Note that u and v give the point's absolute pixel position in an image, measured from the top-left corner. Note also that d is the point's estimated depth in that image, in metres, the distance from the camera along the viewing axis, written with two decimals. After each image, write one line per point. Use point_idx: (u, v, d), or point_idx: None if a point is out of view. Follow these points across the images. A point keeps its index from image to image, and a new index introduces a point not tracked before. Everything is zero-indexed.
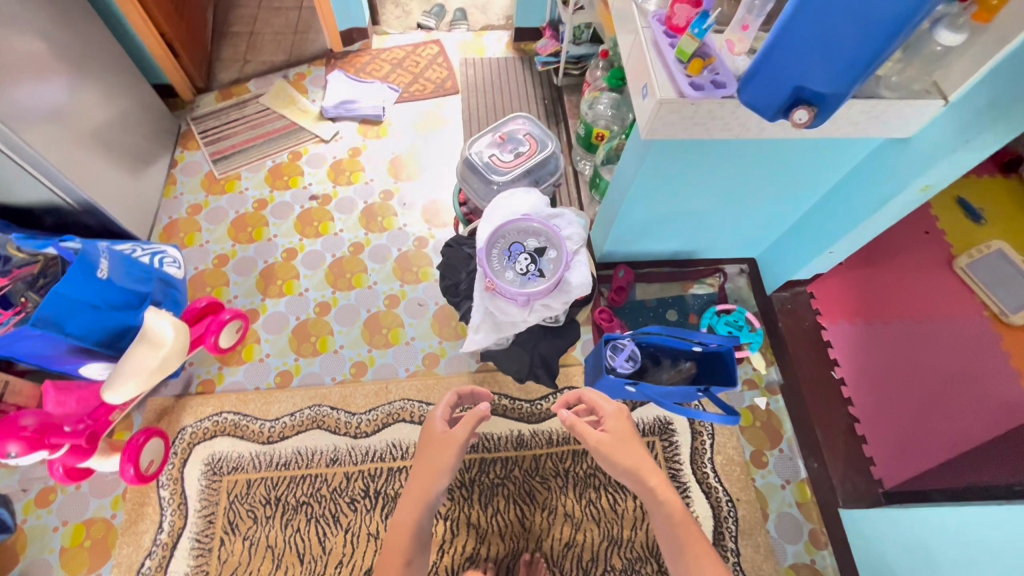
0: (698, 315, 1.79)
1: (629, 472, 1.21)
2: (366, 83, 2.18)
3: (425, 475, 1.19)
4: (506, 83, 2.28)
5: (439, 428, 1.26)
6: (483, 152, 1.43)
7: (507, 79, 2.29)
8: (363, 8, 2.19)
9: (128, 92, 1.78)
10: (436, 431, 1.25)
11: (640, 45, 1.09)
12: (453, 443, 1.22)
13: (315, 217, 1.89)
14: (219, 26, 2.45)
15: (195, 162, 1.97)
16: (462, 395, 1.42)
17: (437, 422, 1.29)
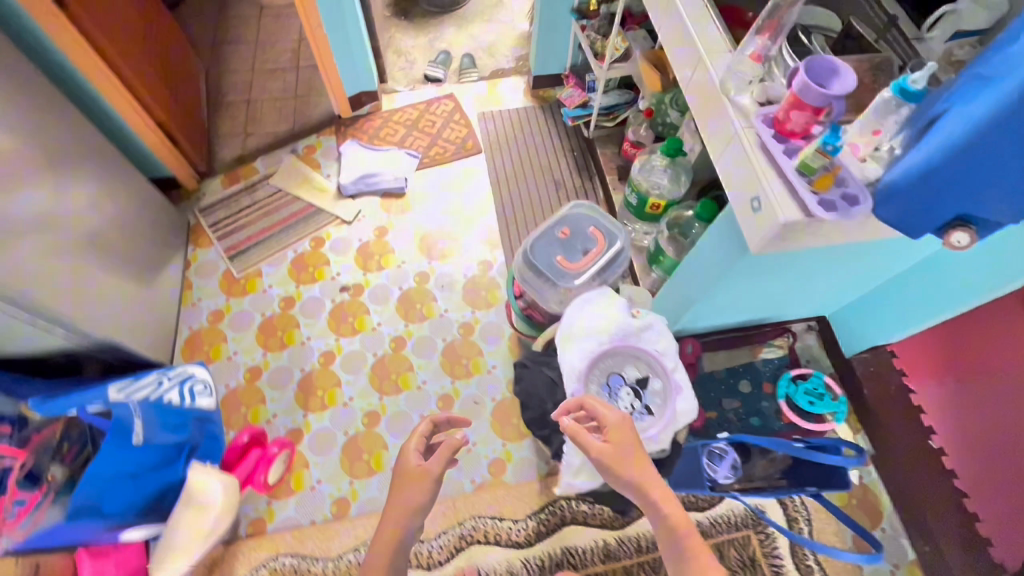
0: (773, 384, 1.67)
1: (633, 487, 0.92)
2: (383, 151, 2.04)
3: (402, 510, 1.05)
4: (530, 136, 2.14)
5: (416, 460, 1.14)
6: (549, 255, 1.30)
7: (530, 131, 2.15)
8: (371, 71, 2.04)
9: (129, 194, 1.61)
10: (411, 465, 1.13)
11: (744, 149, 0.96)
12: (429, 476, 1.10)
13: (348, 312, 1.74)
14: (215, 97, 2.28)
15: (208, 262, 1.81)
16: (439, 422, 1.28)
17: (408, 457, 1.15)
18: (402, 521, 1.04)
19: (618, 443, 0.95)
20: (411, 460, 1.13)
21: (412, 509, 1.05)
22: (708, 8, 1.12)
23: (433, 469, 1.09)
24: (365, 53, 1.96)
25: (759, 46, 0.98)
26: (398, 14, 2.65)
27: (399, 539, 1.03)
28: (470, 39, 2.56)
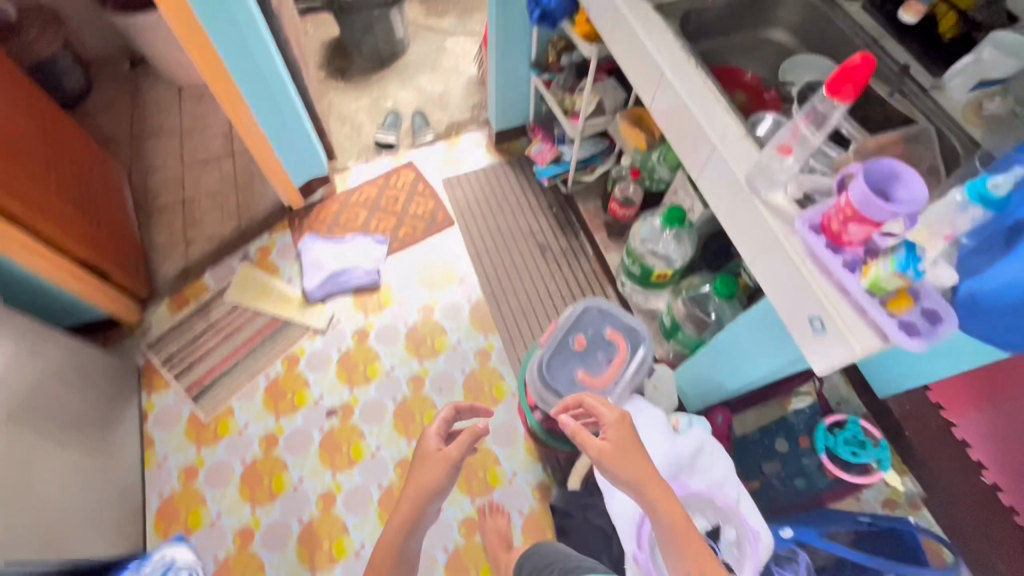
0: (810, 437, 1.57)
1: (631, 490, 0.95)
2: (346, 242, 1.84)
3: (417, 491, 1.09)
4: (501, 199, 1.98)
5: (435, 445, 1.16)
6: (569, 373, 1.17)
7: (501, 192, 1.99)
8: (319, 155, 1.83)
9: (70, 352, 1.37)
10: (431, 447, 1.16)
11: (789, 260, 0.83)
12: (447, 462, 1.12)
13: (341, 439, 1.54)
14: (142, 202, 2.02)
15: (169, 408, 1.58)
16: (462, 407, 1.28)
17: (429, 441, 1.17)
18: (414, 499, 1.09)
19: (618, 443, 0.96)
20: (428, 444, 1.16)
21: (424, 489, 1.09)
22: (708, 85, 0.99)
23: (451, 456, 1.12)
24: (310, 140, 1.76)
25: (789, 137, 0.83)
26: (333, 75, 2.44)
27: (412, 522, 1.08)
28: (416, 94, 2.38)
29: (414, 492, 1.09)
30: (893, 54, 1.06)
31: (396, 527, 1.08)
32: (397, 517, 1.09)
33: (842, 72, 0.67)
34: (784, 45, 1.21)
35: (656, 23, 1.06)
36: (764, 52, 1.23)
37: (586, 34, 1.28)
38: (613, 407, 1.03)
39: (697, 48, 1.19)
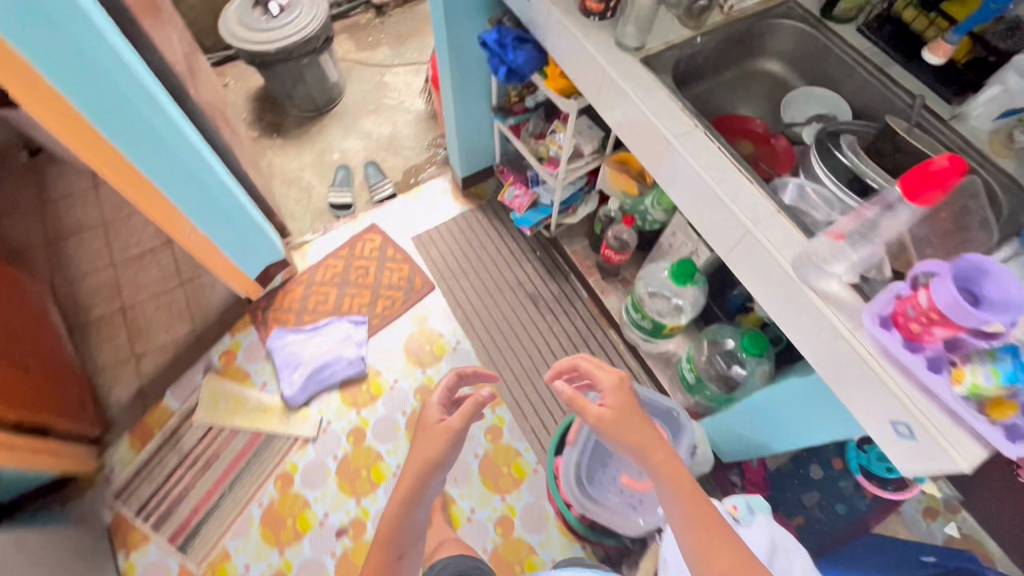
0: (842, 458, 1.52)
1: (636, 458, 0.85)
2: (320, 329, 1.66)
3: (413, 484, 0.91)
4: (482, 251, 1.83)
5: (438, 417, 0.97)
6: (612, 473, 1.20)
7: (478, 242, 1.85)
8: (274, 240, 1.61)
9: (20, 539, 1.16)
10: (434, 421, 0.97)
11: (857, 357, 0.74)
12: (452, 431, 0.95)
13: (357, 561, 1.39)
14: (73, 318, 1.76)
15: (153, 565, 1.38)
16: (466, 372, 1.08)
17: (432, 417, 0.97)
18: (412, 487, 0.91)
19: (615, 410, 0.87)
20: (430, 418, 0.97)
21: (424, 466, 0.91)
22: (726, 152, 0.89)
23: (455, 427, 0.94)
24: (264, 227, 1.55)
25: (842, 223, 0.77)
26: (268, 133, 2.22)
27: (413, 495, 0.91)
28: (364, 141, 2.19)
29: (411, 478, 0.91)
30: (904, 83, 0.98)
31: (392, 521, 0.90)
32: (389, 513, 0.90)
33: (923, 173, 0.61)
34: (778, 77, 1.12)
35: (653, 88, 0.94)
36: (758, 85, 1.13)
37: (561, 91, 1.15)
38: (611, 369, 0.93)
39: (689, 94, 1.09)
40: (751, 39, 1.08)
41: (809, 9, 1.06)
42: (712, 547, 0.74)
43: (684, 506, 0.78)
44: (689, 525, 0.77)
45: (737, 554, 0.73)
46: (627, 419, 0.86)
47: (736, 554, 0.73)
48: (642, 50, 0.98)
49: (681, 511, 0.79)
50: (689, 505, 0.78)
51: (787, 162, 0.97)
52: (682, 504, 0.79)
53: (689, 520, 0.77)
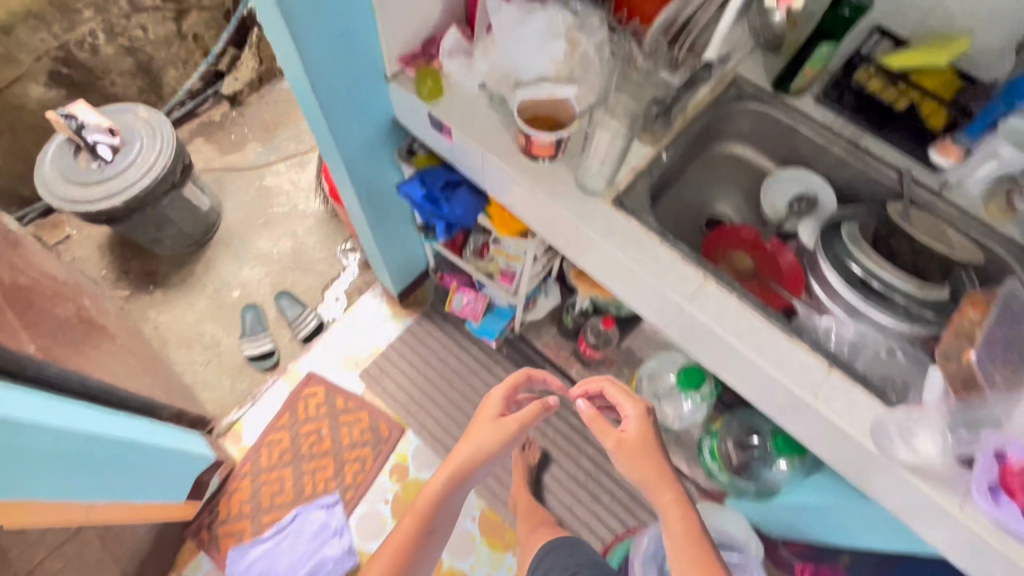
0: None
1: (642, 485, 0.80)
2: (287, 528, 1.41)
3: (461, 466, 0.90)
4: (443, 368, 1.61)
5: (497, 415, 0.93)
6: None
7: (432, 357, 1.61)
8: (184, 441, 1.25)
9: None
10: (493, 413, 0.94)
11: (967, 535, 0.65)
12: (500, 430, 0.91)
13: None
14: None
15: None
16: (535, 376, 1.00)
17: (495, 407, 0.94)
18: (458, 467, 0.90)
19: (636, 435, 0.82)
20: (491, 410, 0.94)
21: (472, 456, 0.90)
22: (745, 303, 0.76)
23: (512, 425, 0.91)
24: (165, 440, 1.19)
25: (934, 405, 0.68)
26: (141, 288, 1.83)
27: (459, 473, 0.90)
28: (263, 267, 1.86)
29: (460, 460, 0.90)
30: (886, 154, 0.89)
31: (437, 497, 0.89)
32: (438, 483, 0.90)
33: None
34: (743, 159, 1.00)
35: (643, 242, 0.79)
36: (723, 171, 1.01)
37: (515, 233, 0.96)
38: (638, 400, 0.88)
39: (660, 208, 0.95)
40: (710, 132, 0.96)
41: (760, 86, 0.95)
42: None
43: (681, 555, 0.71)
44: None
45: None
46: (643, 453, 0.81)
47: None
48: (611, 188, 0.82)
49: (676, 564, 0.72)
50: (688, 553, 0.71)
51: (794, 280, 0.87)
52: (679, 554, 0.72)
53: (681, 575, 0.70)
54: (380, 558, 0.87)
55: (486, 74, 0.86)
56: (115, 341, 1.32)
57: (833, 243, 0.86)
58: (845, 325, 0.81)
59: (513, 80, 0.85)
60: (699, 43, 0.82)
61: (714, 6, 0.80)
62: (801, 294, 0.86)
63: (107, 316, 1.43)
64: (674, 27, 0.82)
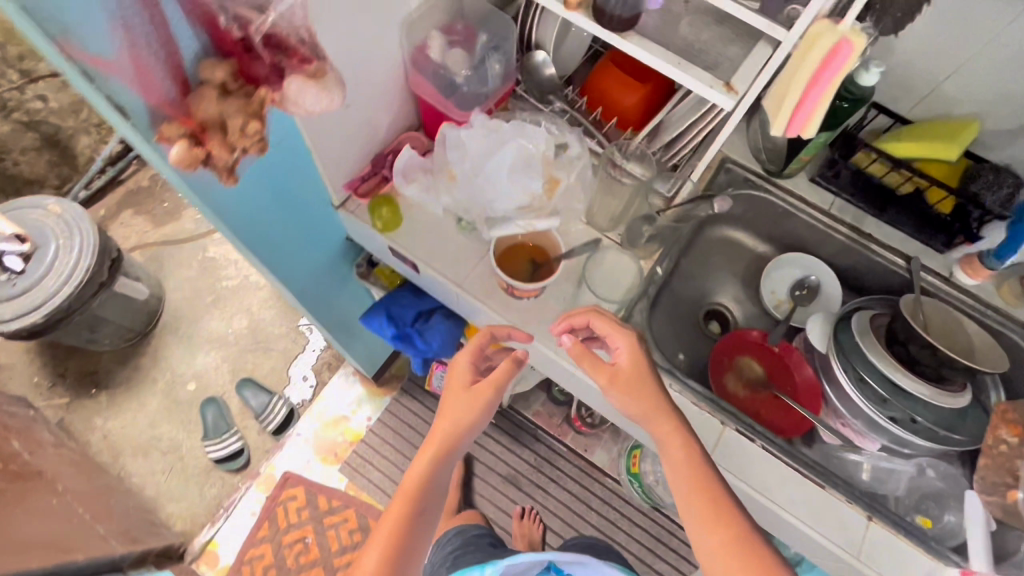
0: None
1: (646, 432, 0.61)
2: None
3: (441, 444, 0.62)
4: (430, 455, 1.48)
5: (470, 378, 0.66)
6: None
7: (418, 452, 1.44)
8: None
9: None
10: (464, 373, 0.67)
11: None
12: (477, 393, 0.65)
13: None
14: None
15: None
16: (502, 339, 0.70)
17: (462, 363, 0.67)
18: (442, 445, 0.62)
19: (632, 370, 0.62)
20: (456, 373, 0.67)
21: (454, 430, 0.63)
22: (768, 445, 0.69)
23: (492, 388, 0.66)
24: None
25: None
26: (81, 393, 1.63)
27: (443, 452, 0.62)
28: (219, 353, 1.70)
29: (443, 435, 0.63)
30: (889, 241, 0.84)
31: (421, 490, 0.60)
32: (420, 471, 0.61)
33: None
34: (737, 244, 0.93)
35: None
36: (716, 258, 0.93)
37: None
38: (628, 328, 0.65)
39: (658, 317, 0.86)
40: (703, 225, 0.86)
41: (749, 168, 0.86)
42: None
43: (713, 537, 0.54)
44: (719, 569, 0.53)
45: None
46: (657, 406, 0.60)
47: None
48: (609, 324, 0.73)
49: (702, 543, 0.55)
50: (729, 534, 0.54)
51: (810, 395, 0.81)
52: (709, 535, 0.54)
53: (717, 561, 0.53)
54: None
55: (459, 204, 0.74)
56: (57, 488, 1.17)
57: (851, 352, 0.78)
58: (866, 437, 0.77)
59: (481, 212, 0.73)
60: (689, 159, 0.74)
61: (708, 120, 0.71)
62: (819, 410, 0.82)
63: (43, 452, 1.27)
64: (656, 132, 0.74)
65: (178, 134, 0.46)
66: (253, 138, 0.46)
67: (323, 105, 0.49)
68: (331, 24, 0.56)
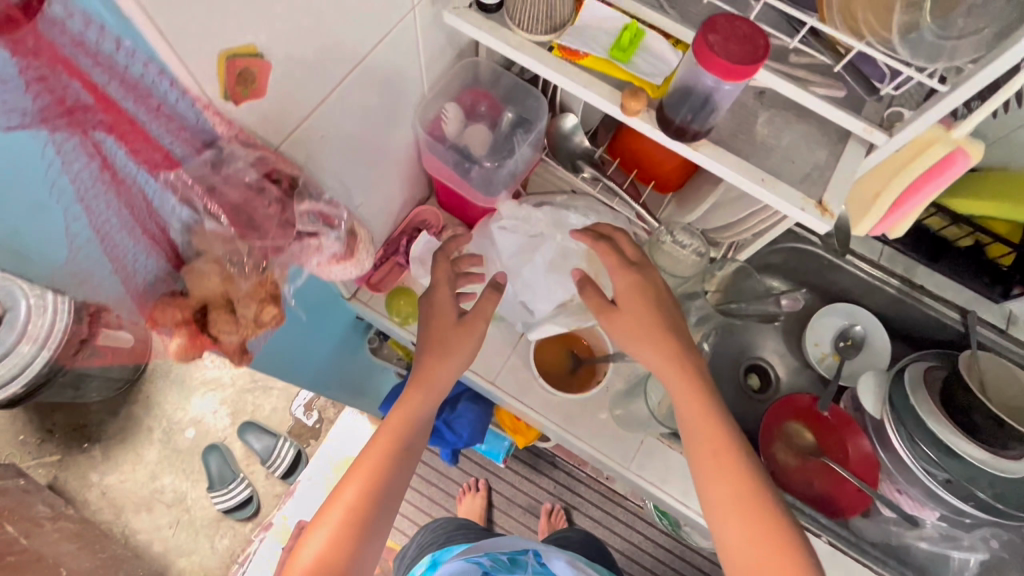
0: None
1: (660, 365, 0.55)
2: None
3: (428, 382, 0.57)
4: (453, 499, 1.30)
5: (458, 311, 0.59)
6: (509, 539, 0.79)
7: (442, 494, 1.31)
8: None
9: None
10: (451, 307, 0.59)
11: None
12: (462, 329, 0.59)
13: None
14: None
15: None
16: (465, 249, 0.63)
17: (445, 293, 0.59)
18: (429, 382, 0.57)
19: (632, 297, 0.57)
20: (437, 309, 0.59)
21: (438, 375, 0.58)
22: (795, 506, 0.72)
23: (482, 322, 0.60)
24: None
25: None
26: (71, 448, 1.39)
27: (429, 388, 0.58)
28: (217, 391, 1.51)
29: (430, 372, 0.57)
30: (943, 292, 0.79)
31: (406, 425, 0.57)
32: (406, 407, 0.57)
33: None
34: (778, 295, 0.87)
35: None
36: None
37: (528, 441, 0.90)
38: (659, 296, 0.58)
39: None
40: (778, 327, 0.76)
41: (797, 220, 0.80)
42: (749, 533, 0.49)
43: (720, 480, 0.51)
44: (716, 505, 0.51)
45: (780, 542, 0.48)
46: (660, 334, 0.55)
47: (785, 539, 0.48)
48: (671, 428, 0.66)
49: (705, 482, 0.52)
50: (733, 473, 0.51)
51: (866, 466, 0.77)
52: (714, 474, 0.51)
53: (717, 499, 0.51)
54: (324, 515, 0.53)
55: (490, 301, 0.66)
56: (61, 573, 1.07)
57: (906, 417, 0.74)
58: (925, 506, 0.75)
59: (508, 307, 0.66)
60: (743, 240, 0.66)
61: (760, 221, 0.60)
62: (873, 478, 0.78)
63: (41, 532, 1.14)
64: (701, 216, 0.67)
65: (175, 322, 0.37)
66: (266, 322, 0.40)
67: (347, 272, 0.47)
68: (343, 138, 0.47)
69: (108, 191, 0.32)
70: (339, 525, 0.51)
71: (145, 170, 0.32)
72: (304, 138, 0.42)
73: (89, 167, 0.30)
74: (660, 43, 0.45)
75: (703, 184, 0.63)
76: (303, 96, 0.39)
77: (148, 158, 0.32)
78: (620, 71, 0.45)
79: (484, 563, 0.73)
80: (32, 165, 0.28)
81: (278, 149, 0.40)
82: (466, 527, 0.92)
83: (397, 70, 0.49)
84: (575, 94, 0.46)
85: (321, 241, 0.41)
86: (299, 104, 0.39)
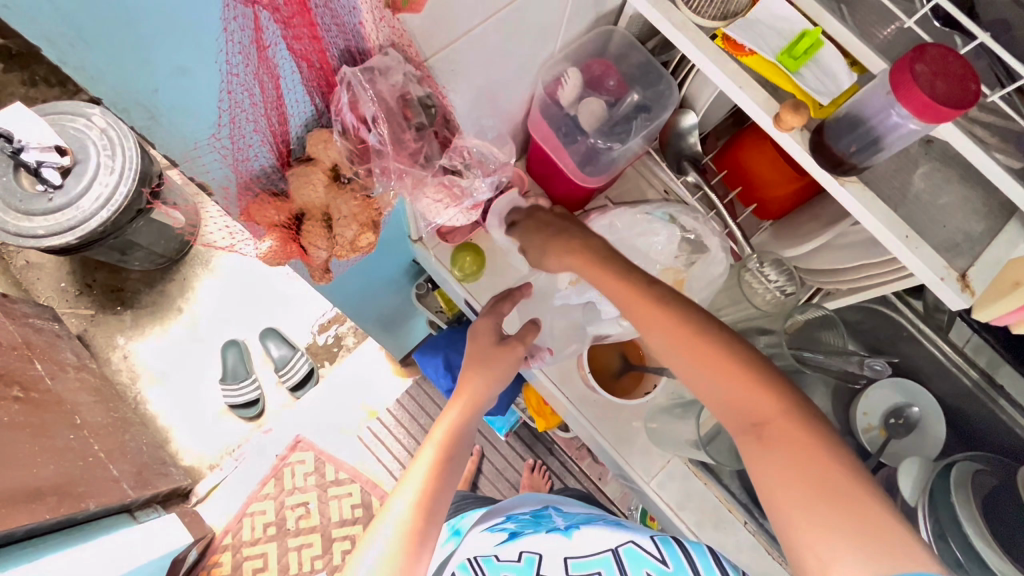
0: None
1: (677, 330, 0.48)
2: None
3: (472, 395, 0.57)
4: None
5: (498, 334, 0.59)
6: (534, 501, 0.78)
7: None
8: (134, 530, 1.12)
9: None
10: (492, 329, 0.59)
11: None
12: None
13: None
14: None
15: None
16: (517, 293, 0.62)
17: (488, 320, 0.59)
18: (470, 399, 0.57)
19: None
20: (490, 320, 0.59)
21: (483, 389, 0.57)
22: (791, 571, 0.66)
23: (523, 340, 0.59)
24: (113, 540, 1.06)
25: None
26: (106, 307, 1.42)
27: (473, 405, 0.57)
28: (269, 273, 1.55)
29: (470, 388, 0.57)
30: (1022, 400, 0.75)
31: (452, 440, 0.55)
32: (450, 420, 0.56)
33: None
34: None
35: (724, 519, 0.66)
36: None
37: (546, 425, 0.91)
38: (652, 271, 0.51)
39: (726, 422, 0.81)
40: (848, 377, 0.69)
41: None
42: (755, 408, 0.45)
43: (700, 361, 0.47)
44: (738, 418, 0.46)
45: (808, 441, 0.43)
46: None
47: (810, 430, 0.44)
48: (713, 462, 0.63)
49: (697, 385, 0.48)
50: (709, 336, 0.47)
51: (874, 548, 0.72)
52: (733, 387, 0.46)
53: (736, 413, 0.46)
54: (376, 529, 0.50)
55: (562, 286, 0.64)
56: (75, 422, 1.10)
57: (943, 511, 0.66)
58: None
59: (534, 340, 0.63)
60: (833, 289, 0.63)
61: (864, 279, 0.56)
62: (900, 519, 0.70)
63: (64, 377, 1.18)
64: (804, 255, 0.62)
65: (271, 224, 0.36)
66: (359, 248, 0.39)
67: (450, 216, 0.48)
68: (474, 80, 0.45)
69: (255, 75, 0.30)
70: (400, 542, 0.48)
71: (292, 63, 0.31)
72: (439, 68, 0.40)
73: (246, 41, 0.28)
74: (836, 57, 0.41)
75: (808, 221, 0.59)
76: (460, 19, 0.37)
77: (295, 43, 0.30)
78: (786, 81, 0.41)
79: (509, 527, 0.69)
80: (196, 25, 0.26)
81: (427, 61, 0.38)
82: (473, 498, 0.92)
83: (544, 21, 0.47)
84: (722, 89, 0.42)
85: (419, 186, 0.41)
86: (453, 27, 0.37)
